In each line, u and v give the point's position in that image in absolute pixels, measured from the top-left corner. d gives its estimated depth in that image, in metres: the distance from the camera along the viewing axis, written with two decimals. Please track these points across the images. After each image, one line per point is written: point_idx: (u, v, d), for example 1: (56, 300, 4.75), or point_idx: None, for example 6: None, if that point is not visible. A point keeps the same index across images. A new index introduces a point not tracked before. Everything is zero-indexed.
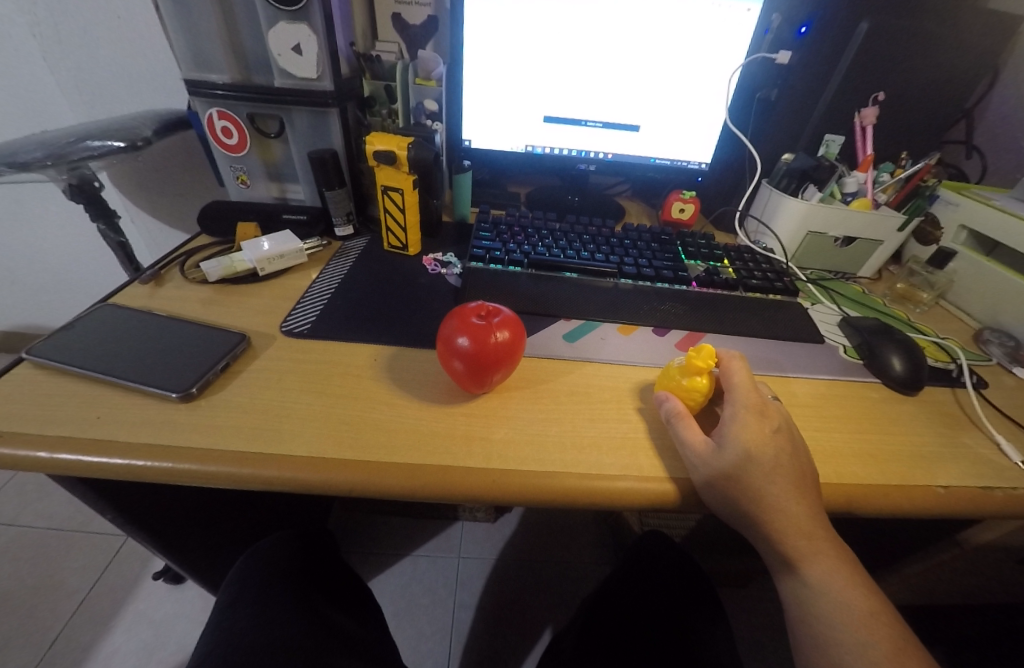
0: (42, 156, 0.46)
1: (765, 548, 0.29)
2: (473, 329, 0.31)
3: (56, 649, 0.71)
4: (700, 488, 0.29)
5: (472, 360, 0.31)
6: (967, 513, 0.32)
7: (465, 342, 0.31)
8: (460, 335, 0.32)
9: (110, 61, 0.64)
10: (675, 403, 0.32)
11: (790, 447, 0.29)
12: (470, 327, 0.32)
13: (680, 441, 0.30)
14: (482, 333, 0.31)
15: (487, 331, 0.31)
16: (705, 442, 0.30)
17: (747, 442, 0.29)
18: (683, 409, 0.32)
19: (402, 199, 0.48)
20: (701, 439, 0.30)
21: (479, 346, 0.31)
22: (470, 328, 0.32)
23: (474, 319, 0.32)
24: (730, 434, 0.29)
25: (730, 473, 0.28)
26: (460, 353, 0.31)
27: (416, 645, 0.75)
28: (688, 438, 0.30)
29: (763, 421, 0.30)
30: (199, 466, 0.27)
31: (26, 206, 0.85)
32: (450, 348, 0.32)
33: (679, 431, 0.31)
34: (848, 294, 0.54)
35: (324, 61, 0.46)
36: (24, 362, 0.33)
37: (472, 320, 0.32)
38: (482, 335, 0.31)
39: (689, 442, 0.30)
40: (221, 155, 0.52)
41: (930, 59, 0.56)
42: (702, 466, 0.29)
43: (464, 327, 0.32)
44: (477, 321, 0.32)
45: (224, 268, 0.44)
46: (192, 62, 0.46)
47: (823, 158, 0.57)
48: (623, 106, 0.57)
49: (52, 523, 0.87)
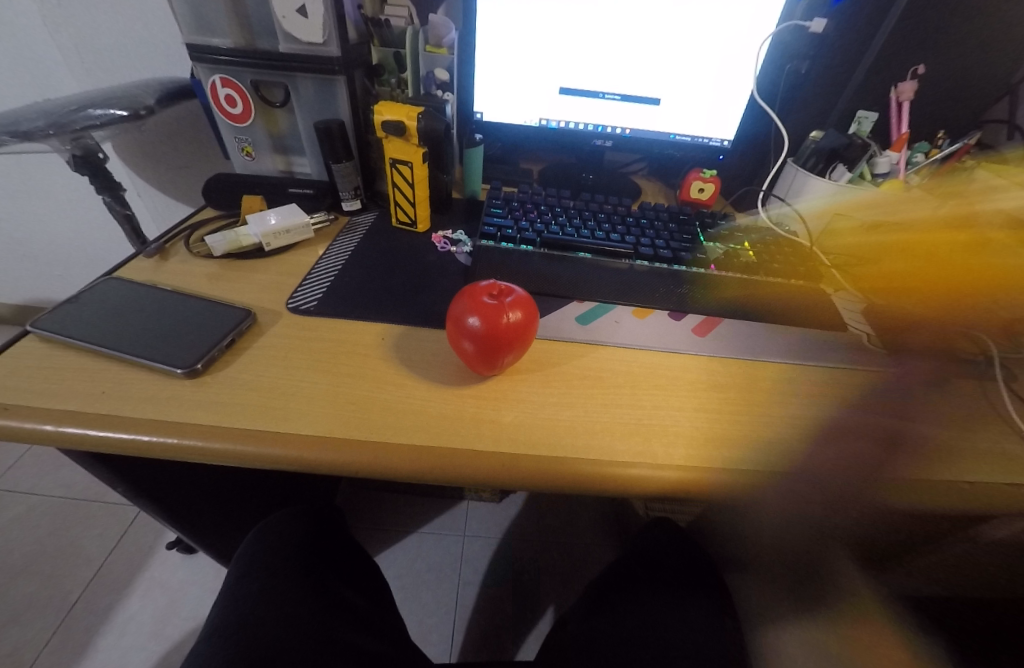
0: (44, 125, 0.45)
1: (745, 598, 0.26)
2: (486, 311, 0.30)
3: (76, 611, 0.74)
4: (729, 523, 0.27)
5: (483, 340, 0.30)
6: (992, 510, 0.30)
7: (479, 328, 0.30)
8: (473, 321, 0.30)
9: (112, 27, 0.62)
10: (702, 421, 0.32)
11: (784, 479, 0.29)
12: (483, 311, 0.30)
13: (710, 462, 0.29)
14: (496, 318, 0.30)
15: (499, 315, 0.30)
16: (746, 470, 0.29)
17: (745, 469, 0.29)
18: (710, 427, 0.32)
19: (411, 173, 0.46)
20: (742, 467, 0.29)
21: (493, 332, 0.30)
22: (484, 311, 0.30)
23: (485, 300, 0.31)
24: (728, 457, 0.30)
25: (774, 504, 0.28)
26: (474, 338, 0.30)
27: (421, 619, 0.77)
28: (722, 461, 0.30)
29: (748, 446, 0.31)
30: (204, 443, 0.27)
31: (34, 178, 0.84)
32: (463, 334, 0.31)
33: (712, 452, 0.30)
34: (872, 280, 0.52)
35: (330, 25, 0.44)
36: (29, 334, 0.33)
37: (483, 301, 0.31)
38: (496, 320, 0.30)
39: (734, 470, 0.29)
40: (226, 125, 0.50)
41: (979, 30, 0.52)
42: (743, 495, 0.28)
43: (477, 310, 0.30)
44: (489, 303, 0.31)
45: (230, 242, 0.43)
46: (194, 24, 0.44)
47: (856, 136, 0.54)
48: (643, 79, 0.54)
49: (69, 492, 0.89)
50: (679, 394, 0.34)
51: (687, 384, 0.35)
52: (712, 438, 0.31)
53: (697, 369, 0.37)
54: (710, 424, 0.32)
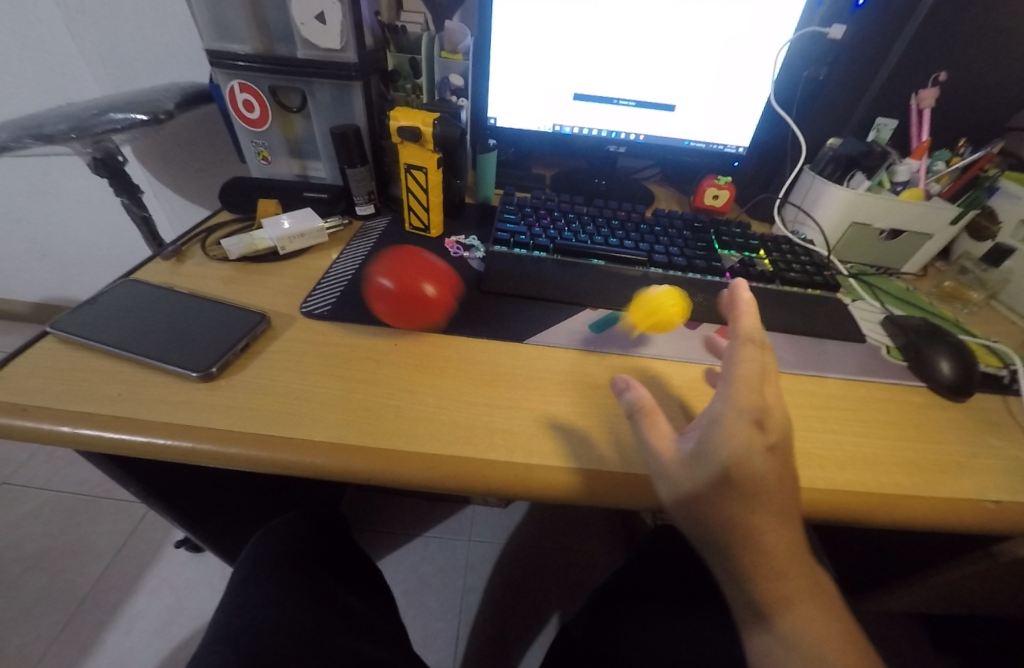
0: (66, 128, 0.46)
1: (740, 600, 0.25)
2: (418, 290, 0.38)
3: (85, 607, 0.75)
4: (724, 575, 0.25)
5: (392, 298, 0.37)
6: (1017, 530, 0.29)
7: (406, 303, 0.37)
8: (402, 297, 0.37)
9: (133, 32, 0.63)
10: (755, 466, 0.24)
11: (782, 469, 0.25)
12: (415, 290, 0.38)
13: (738, 521, 0.24)
14: (427, 297, 0.38)
15: (428, 293, 0.38)
16: (777, 535, 0.24)
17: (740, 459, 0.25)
18: (759, 471, 0.24)
19: (425, 179, 0.46)
20: (774, 531, 0.24)
21: (421, 309, 0.37)
22: (416, 290, 0.38)
23: (418, 280, 0.38)
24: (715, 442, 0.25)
25: (790, 571, 0.25)
26: (400, 310, 0.37)
27: (425, 624, 0.76)
28: (753, 523, 0.24)
29: (756, 432, 0.25)
30: (218, 447, 0.27)
31: (53, 179, 0.86)
32: (389, 304, 0.38)
33: (748, 506, 0.24)
34: (890, 290, 0.51)
35: (348, 31, 0.44)
36: (48, 335, 0.33)
37: (418, 281, 0.38)
38: (425, 298, 0.38)
39: (762, 535, 0.24)
40: (243, 130, 0.51)
41: (1002, 37, 0.52)
42: (759, 560, 0.24)
43: (409, 289, 0.38)
44: (421, 284, 0.38)
45: (245, 246, 0.44)
46: (214, 31, 0.45)
47: (874, 144, 0.53)
48: (657, 85, 0.54)
49: (81, 489, 0.91)
50: (732, 423, 0.25)
51: (749, 409, 0.26)
52: (757, 491, 0.24)
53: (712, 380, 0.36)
54: (764, 469, 0.25)
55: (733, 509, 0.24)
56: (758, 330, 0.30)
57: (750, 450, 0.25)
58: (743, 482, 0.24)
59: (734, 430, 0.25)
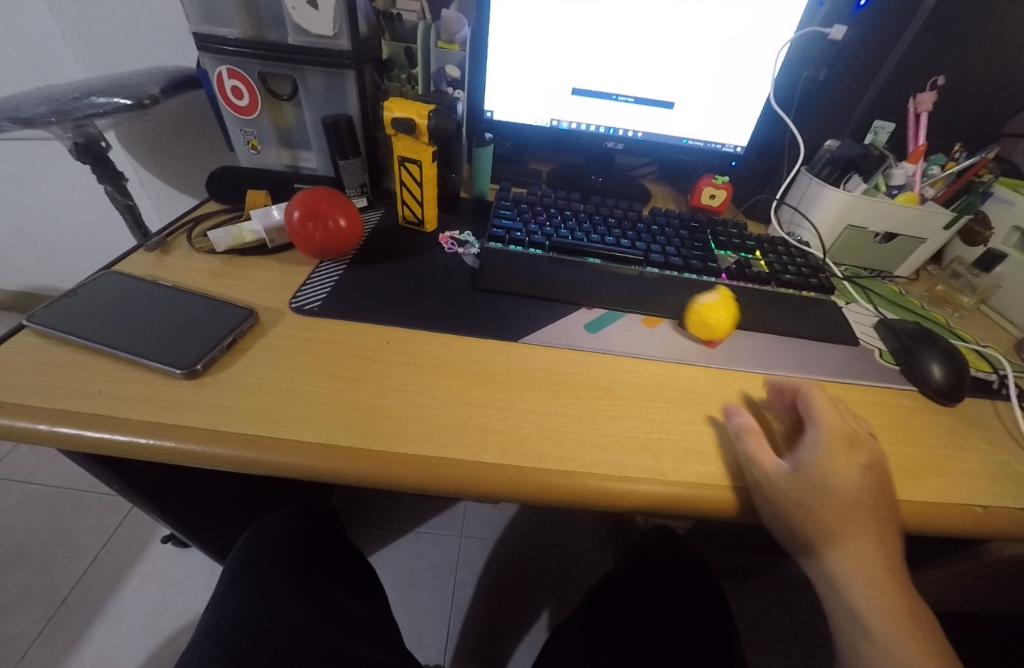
0: (46, 111, 0.44)
1: (834, 606, 0.27)
2: (341, 225, 0.41)
3: (69, 602, 0.74)
4: (820, 583, 0.28)
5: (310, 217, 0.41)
6: (1006, 535, 0.30)
7: (334, 240, 0.41)
8: (329, 235, 0.41)
9: (117, 12, 0.60)
10: (849, 483, 0.27)
11: (878, 488, 0.27)
12: (335, 224, 0.41)
13: (833, 534, 0.27)
14: (351, 230, 0.42)
15: (350, 226, 0.42)
16: (876, 551, 0.26)
17: (832, 474, 0.27)
18: (854, 487, 0.27)
19: (420, 172, 0.45)
20: (873, 546, 0.26)
21: (349, 240, 0.42)
22: (337, 225, 0.41)
23: (336, 213, 0.41)
24: (812, 461, 0.28)
25: (888, 586, 0.26)
26: (331, 246, 0.42)
27: (416, 620, 0.76)
28: (849, 537, 0.27)
29: (851, 453, 0.28)
30: (203, 448, 0.26)
31: (34, 165, 0.83)
32: (317, 241, 0.41)
33: (842, 519, 0.27)
34: (884, 293, 0.52)
35: (341, 17, 0.43)
36: (26, 329, 0.32)
37: (337, 212, 0.41)
38: (349, 232, 0.42)
39: (858, 549, 0.26)
40: (231, 118, 0.49)
41: (1000, 41, 0.51)
42: (859, 574, 0.26)
43: (331, 226, 0.41)
44: (340, 216, 0.41)
45: (233, 238, 0.42)
46: (202, 14, 0.43)
47: (871, 147, 0.53)
48: (656, 81, 0.53)
49: (65, 482, 0.89)
50: (824, 444, 0.28)
51: (838, 431, 0.29)
52: (852, 507, 0.27)
53: (706, 382, 0.36)
54: (859, 485, 0.27)
55: (829, 519, 0.27)
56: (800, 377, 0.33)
57: (844, 468, 0.27)
58: (836, 493, 0.27)
59: (825, 450, 0.28)
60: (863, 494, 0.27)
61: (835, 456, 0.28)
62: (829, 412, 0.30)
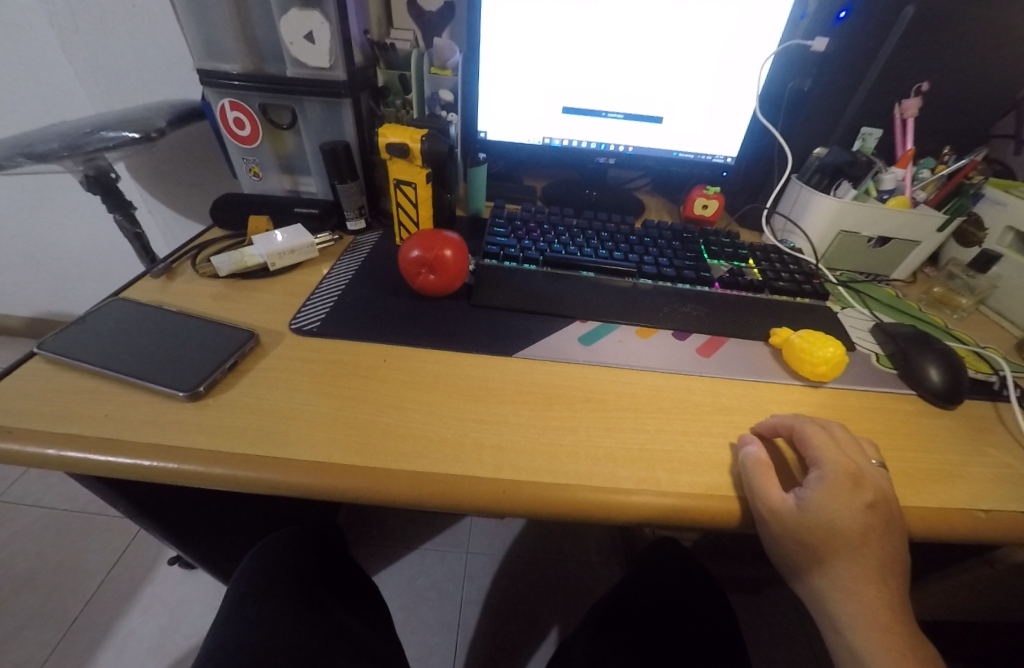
0: (58, 146, 0.46)
1: (830, 628, 0.27)
2: (452, 262, 0.41)
3: (77, 626, 0.74)
4: (816, 604, 0.28)
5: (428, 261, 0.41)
6: (1011, 540, 0.29)
7: (451, 278, 0.41)
8: (449, 276, 0.41)
9: (127, 51, 0.63)
10: (851, 522, 0.27)
11: (883, 525, 0.27)
12: (447, 264, 0.41)
13: (833, 568, 0.27)
14: (461, 259, 0.42)
15: (459, 256, 0.42)
16: (874, 590, 0.26)
17: (835, 515, 0.27)
18: (856, 525, 0.27)
19: (414, 193, 0.47)
20: (871, 585, 0.26)
21: (463, 271, 0.42)
22: (449, 265, 0.41)
23: (444, 251, 0.41)
24: (815, 500, 0.27)
25: (891, 625, 0.26)
26: (448, 285, 0.42)
27: (422, 640, 0.75)
28: (847, 576, 0.27)
29: (856, 491, 0.27)
30: (203, 468, 0.26)
31: (49, 196, 0.86)
32: (441, 284, 0.41)
33: (843, 554, 0.27)
34: (881, 297, 0.52)
35: (336, 50, 0.45)
36: (35, 356, 0.33)
37: (444, 252, 0.41)
38: (459, 264, 0.42)
39: (856, 588, 0.27)
40: (234, 147, 0.51)
41: (980, 49, 0.53)
42: (861, 612, 0.26)
43: (444, 268, 0.41)
44: (448, 254, 0.41)
45: (235, 262, 0.44)
46: (204, 51, 0.45)
47: (858, 153, 0.54)
48: (644, 97, 0.55)
49: (74, 506, 0.90)
50: (828, 484, 0.28)
51: (841, 469, 0.28)
52: (853, 544, 0.26)
53: (700, 392, 0.36)
54: (862, 524, 0.27)
55: (829, 553, 0.27)
56: (795, 415, 0.32)
57: (847, 510, 0.27)
58: (837, 532, 0.27)
59: (828, 492, 0.27)
60: (865, 536, 0.26)
61: (838, 499, 0.27)
62: (830, 449, 0.29)
